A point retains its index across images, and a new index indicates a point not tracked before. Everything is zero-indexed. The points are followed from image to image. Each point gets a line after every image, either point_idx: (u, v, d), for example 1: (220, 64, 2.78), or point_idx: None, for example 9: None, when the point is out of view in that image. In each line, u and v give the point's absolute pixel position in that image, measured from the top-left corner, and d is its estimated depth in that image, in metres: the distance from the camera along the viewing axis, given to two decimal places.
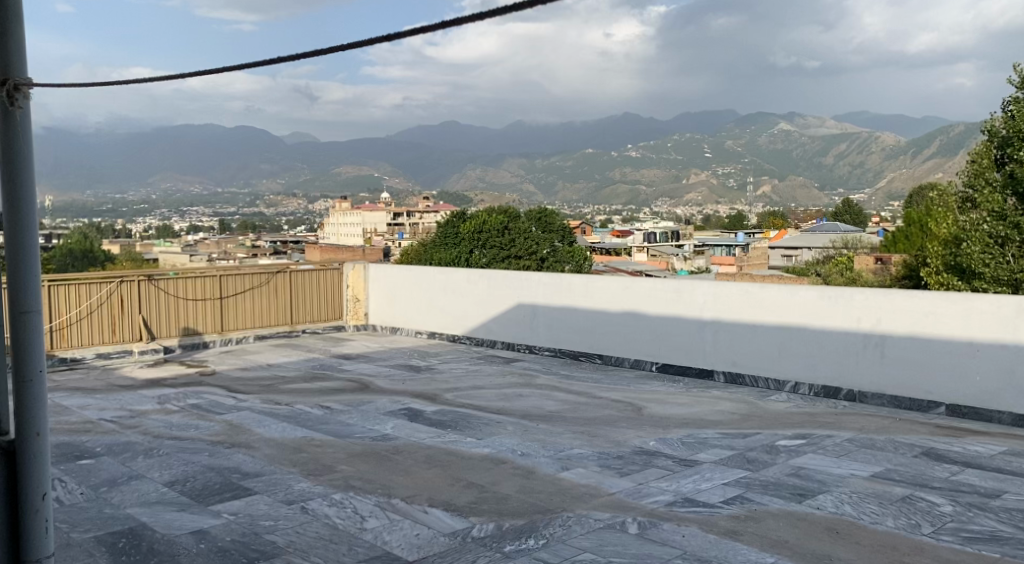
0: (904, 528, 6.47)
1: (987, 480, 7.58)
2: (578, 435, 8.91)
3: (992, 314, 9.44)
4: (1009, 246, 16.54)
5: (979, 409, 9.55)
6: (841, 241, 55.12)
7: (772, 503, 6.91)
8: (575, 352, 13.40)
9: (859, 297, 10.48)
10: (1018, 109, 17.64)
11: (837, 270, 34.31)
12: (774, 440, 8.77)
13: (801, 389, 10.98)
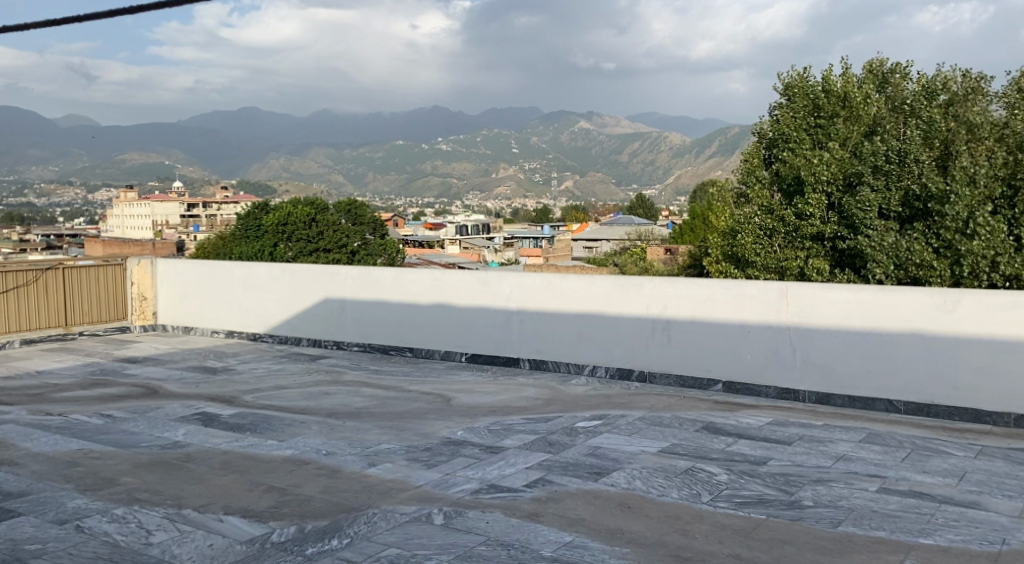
0: (687, 498, 6.98)
1: (756, 448, 8.32)
2: (386, 430, 8.92)
3: (760, 299, 10.36)
4: (776, 237, 18.05)
5: (750, 384, 10.49)
6: (636, 233, 58.25)
7: (571, 483, 7.24)
8: (383, 346, 13.37)
9: (648, 284, 11.13)
10: (782, 113, 19.49)
11: (633, 261, 36.14)
12: (574, 422, 9.17)
13: (599, 372, 11.52)
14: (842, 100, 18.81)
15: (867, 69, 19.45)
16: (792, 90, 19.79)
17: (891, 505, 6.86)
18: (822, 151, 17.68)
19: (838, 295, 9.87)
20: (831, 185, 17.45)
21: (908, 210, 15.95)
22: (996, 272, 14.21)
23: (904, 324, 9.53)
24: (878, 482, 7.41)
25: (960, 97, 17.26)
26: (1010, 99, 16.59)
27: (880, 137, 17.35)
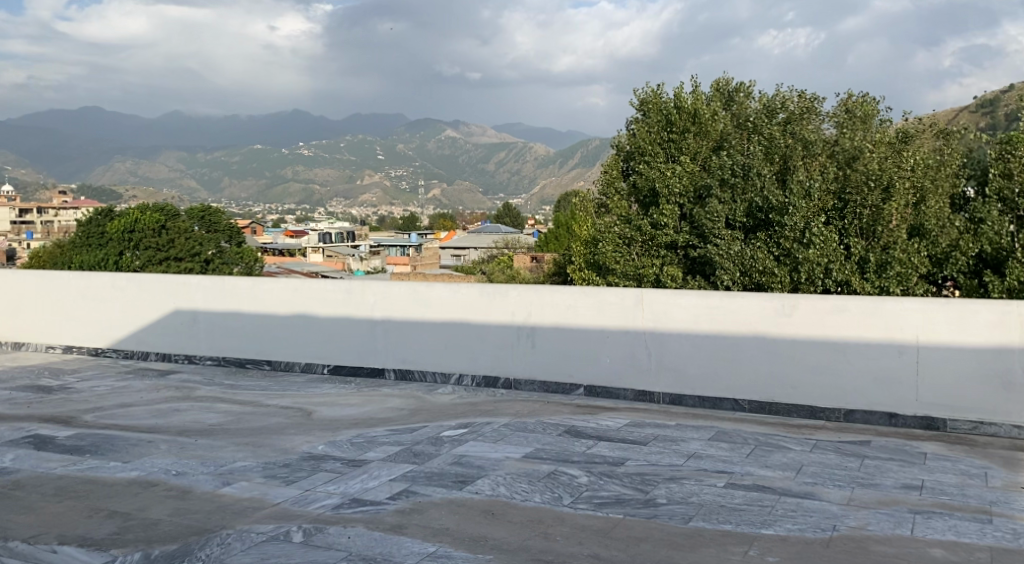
0: (549, 502, 7.10)
1: (615, 449, 8.55)
2: (242, 446, 8.64)
3: (618, 305, 10.67)
4: (634, 246, 18.61)
5: (609, 387, 10.78)
6: (503, 242, 58.73)
7: (435, 493, 7.23)
8: (239, 359, 12.96)
9: (513, 292, 11.25)
10: (638, 128, 20.10)
11: (500, 269, 36.40)
12: (438, 432, 9.17)
13: (465, 381, 11.56)
14: (692, 116, 19.58)
15: (713, 87, 20.30)
16: (647, 105, 20.34)
17: (737, 499, 7.20)
18: (675, 165, 18.64)
19: (689, 301, 10.29)
20: (683, 197, 18.22)
21: (752, 220, 16.73)
22: (829, 277, 14.86)
23: (749, 328, 10.04)
24: (725, 478, 7.77)
25: (795, 116, 18.43)
26: (839, 118, 17.84)
27: (726, 152, 18.25)
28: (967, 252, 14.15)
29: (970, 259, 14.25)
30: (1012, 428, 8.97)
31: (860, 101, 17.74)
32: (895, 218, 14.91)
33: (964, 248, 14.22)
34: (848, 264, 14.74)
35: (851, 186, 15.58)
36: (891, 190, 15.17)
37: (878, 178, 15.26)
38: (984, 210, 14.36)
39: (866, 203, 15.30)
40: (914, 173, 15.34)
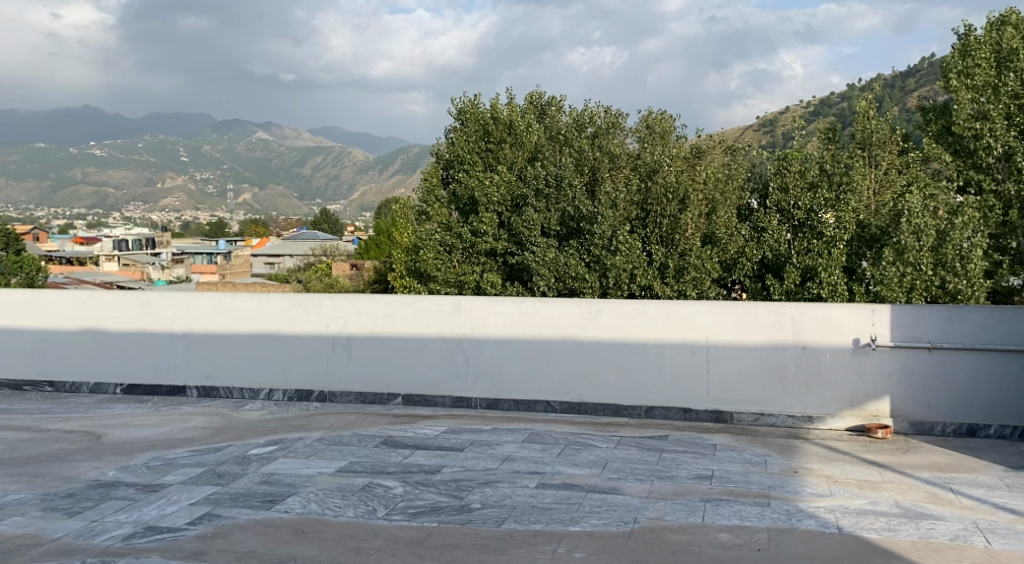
0: (362, 515, 7.01)
1: (431, 458, 8.57)
2: (17, 478, 7.95)
3: (435, 313, 10.69)
4: (455, 253, 18.77)
5: (427, 395, 10.77)
6: (318, 249, 57.38)
7: (240, 515, 6.96)
8: (16, 380, 11.93)
9: (327, 301, 11.02)
10: (456, 137, 20.11)
11: (316, 277, 35.55)
12: (245, 450, 8.83)
13: (276, 396, 11.21)
14: (508, 127, 20.05)
15: (528, 100, 20.79)
16: (464, 115, 20.51)
17: (548, 499, 7.41)
18: (493, 175, 18.93)
19: (504, 307, 10.49)
20: (501, 206, 18.59)
21: (565, 229, 17.28)
22: (634, 282, 15.62)
23: (558, 332, 10.37)
24: (536, 479, 7.96)
25: (600, 130, 18.87)
26: (641, 134, 18.42)
27: (539, 164, 18.81)
28: (752, 259, 15.38)
29: (754, 264, 15.51)
30: (788, 418, 9.80)
31: (659, 118, 18.63)
32: (691, 227, 15.89)
33: (749, 255, 15.46)
34: (651, 270, 15.56)
35: (652, 198, 16.37)
36: (687, 202, 16.07)
37: (675, 191, 16.11)
38: (765, 220, 15.60)
39: (664, 214, 16.16)
40: (706, 186, 16.34)
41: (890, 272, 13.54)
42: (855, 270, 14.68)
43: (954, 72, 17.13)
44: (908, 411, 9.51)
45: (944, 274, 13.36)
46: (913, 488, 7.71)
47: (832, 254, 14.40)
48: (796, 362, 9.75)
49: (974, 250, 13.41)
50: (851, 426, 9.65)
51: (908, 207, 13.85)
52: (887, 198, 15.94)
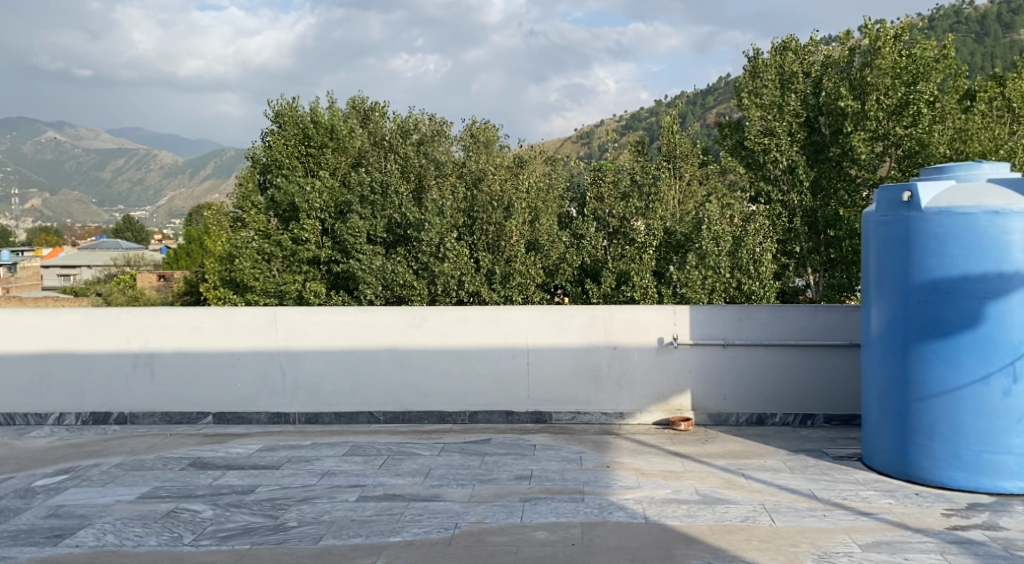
0: (165, 543, 6.60)
1: (244, 477, 8.20)
2: None
3: (249, 325, 10.27)
4: (274, 262, 18.06)
5: (240, 412, 10.32)
6: (123, 259, 54.00)
7: (23, 554, 6.38)
8: None
9: (126, 315, 10.34)
10: (273, 140, 19.30)
11: (120, 288, 33.41)
12: (30, 482, 8.10)
13: (68, 420, 10.39)
14: (329, 132, 19.50)
15: (350, 105, 20.26)
16: (281, 118, 19.45)
17: (367, 512, 7.27)
18: (315, 180, 18.19)
19: (322, 317, 10.23)
20: (324, 212, 17.93)
21: (391, 236, 17.11)
22: (462, 289, 15.70)
23: (382, 341, 10.22)
24: (357, 491, 7.80)
25: (427, 138, 19.27)
26: (465, 143, 18.78)
27: (363, 170, 18.43)
28: (572, 265, 15.64)
29: (575, 270, 15.78)
30: (601, 415, 10.10)
31: (484, 127, 18.89)
32: (516, 235, 16.08)
33: (570, 261, 15.70)
34: (478, 276, 15.68)
35: (478, 206, 16.58)
36: (512, 209, 16.27)
37: (500, 200, 16.33)
38: (583, 227, 15.91)
39: (491, 221, 16.39)
40: (528, 195, 16.54)
41: (694, 276, 14.25)
42: (664, 273, 15.39)
43: (746, 91, 18.81)
44: (707, 403, 10.04)
45: (740, 277, 14.39)
46: (711, 476, 8.13)
47: (643, 259, 15.13)
48: (608, 362, 10.07)
49: (765, 254, 14.54)
50: (657, 420, 10.08)
51: (709, 215, 14.65)
52: (689, 207, 16.80)
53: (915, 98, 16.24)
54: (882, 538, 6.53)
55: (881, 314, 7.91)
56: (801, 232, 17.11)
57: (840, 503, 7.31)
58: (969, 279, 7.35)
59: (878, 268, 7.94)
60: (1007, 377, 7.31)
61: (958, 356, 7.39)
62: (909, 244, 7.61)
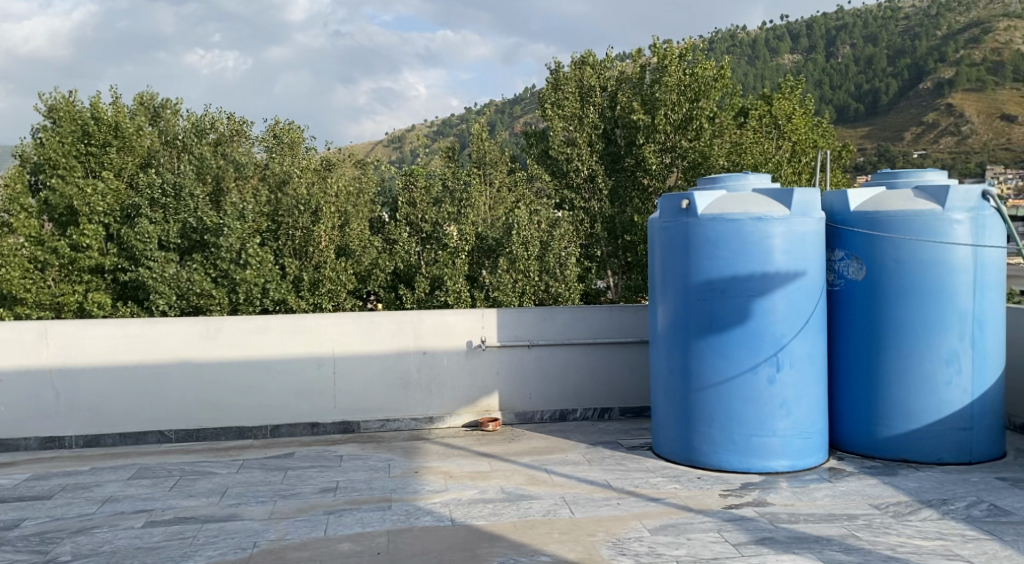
0: None
1: (8, 512, 7.44)
2: None
3: (14, 342, 9.35)
4: (49, 271, 16.64)
5: (6, 439, 9.40)
6: None
7: None
8: None
9: None
10: (45, 138, 17.02)
11: None
12: None
13: None
14: (113, 129, 17.57)
15: (137, 100, 19.14)
16: (56, 113, 17.50)
17: (155, 537, 6.79)
18: (98, 180, 16.79)
19: (101, 331, 9.47)
20: (108, 216, 16.65)
21: (187, 242, 16.00)
22: (267, 297, 14.87)
23: (171, 355, 9.60)
24: (143, 517, 7.26)
25: (225, 138, 18.64)
26: (268, 143, 18.39)
27: (154, 171, 17.30)
28: (385, 270, 15.50)
29: (388, 276, 15.67)
30: (410, 421, 9.98)
31: (287, 127, 18.53)
32: (324, 239, 15.29)
33: (382, 267, 15.56)
34: (284, 283, 14.90)
35: (283, 210, 15.47)
36: (320, 214, 15.31)
37: (307, 203, 15.22)
38: (396, 232, 15.89)
39: (297, 225, 15.35)
40: (337, 199, 15.84)
41: (505, 279, 14.43)
42: (477, 277, 15.52)
43: (548, 103, 19.20)
44: (512, 403, 10.16)
45: (548, 279, 14.71)
46: (516, 473, 8.20)
47: (456, 264, 15.04)
48: (418, 368, 9.96)
49: (570, 258, 14.88)
50: (467, 423, 10.07)
51: (518, 220, 14.85)
52: (500, 213, 17.00)
53: (697, 112, 17.66)
54: (669, 521, 6.82)
55: (664, 311, 8.29)
56: (602, 237, 17.75)
57: (633, 491, 7.57)
58: (738, 279, 7.83)
59: (662, 270, 8.31)
60: (772, 366, 7.86)
61: (731, 348, 7.87)
62: (687, 246, 8.01)
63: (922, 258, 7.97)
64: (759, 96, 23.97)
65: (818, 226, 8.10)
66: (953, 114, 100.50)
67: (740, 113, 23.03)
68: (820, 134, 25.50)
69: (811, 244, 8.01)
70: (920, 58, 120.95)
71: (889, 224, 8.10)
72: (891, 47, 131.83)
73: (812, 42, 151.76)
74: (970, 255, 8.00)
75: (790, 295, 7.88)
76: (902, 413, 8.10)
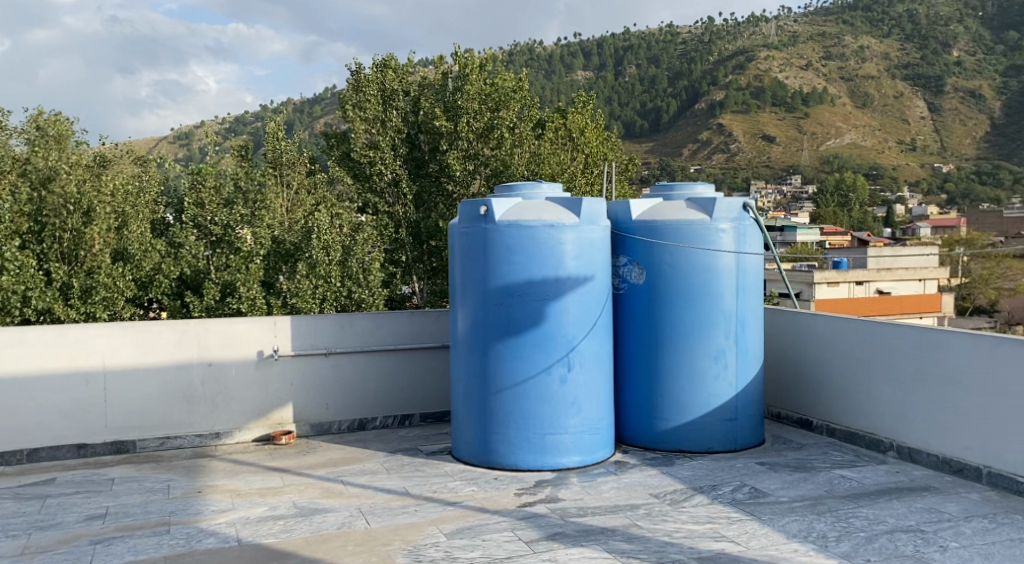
0: None
1: None
2: None
3: None
4: None
5: None
6: None
7: None
8: None
9: None
10: None
11: None
12: None
13: None
14: None
15: None
16: None
17: None
18: None
19: None
20: None
21: None
22: (27, 306, 13.43)
23: None
24: None
25: None
26: (30, 135, 16.43)
27: None
28: (170, 276, 14.48)
29: (172, 281, 14.63)
30: (193, 438, 9.36)
31: (53, 120, 16.56)
32: (97, 242, 14.16)
33: (166, 273, 14.52)
34: (50, 291, 13.54)
35: (47, 209, 14.13)
36: (92, 215, 14.23)
37: (76, 202, 14.10)
38: (181, 235, 14.81)
39: (66, 226, 14.11)
40: (112, 199, 14.68)
41: (304, 284, 13.89)
42: (273, 283, 14.90)
43: (350, 104, 19.81)
44: (308, 414, 9.80)
45: (350, 285, 14.29)
46: (310, 487, 7.90)
47: (249, 270, 14.32)
48: (202, 381, 9.38)
49: (373, 263, 14.72)
50: (257, 437, 9.59)
51: (318, 225, 14.60)
52: (297, 216, 16.45)
53: (498, 122, 18.65)
54: (465, 525, 6.81)
55: (463, 315, 8.31)
56: (407, 242, 18.04)
57: (430, 497, 7.51)
58: (533, 283, 7.99)
59: (461, 275, 8.32)
60: (564, 366, 8.08)
61: (526, 351, 8.01)
62: (485, 251, 8.08)
63: (696, 263, 8.50)
64: (554, 110, 24.92)
65: (605, 233, 8.43)
66: (724, 134, 108.99)
67: (537, 125, 23.81)
68: (609, 148, 26.83)
69: (599, 251, 8.31)
70: (694, 81, 130.29)
71: (666, 232, 8.55)
72: (669, 69, 141.27)
73: (600, 61, 159.84)
74: (735, 261, 8.62)
75: (581, 299, 8.15)
76: (678, 408, 8.58)
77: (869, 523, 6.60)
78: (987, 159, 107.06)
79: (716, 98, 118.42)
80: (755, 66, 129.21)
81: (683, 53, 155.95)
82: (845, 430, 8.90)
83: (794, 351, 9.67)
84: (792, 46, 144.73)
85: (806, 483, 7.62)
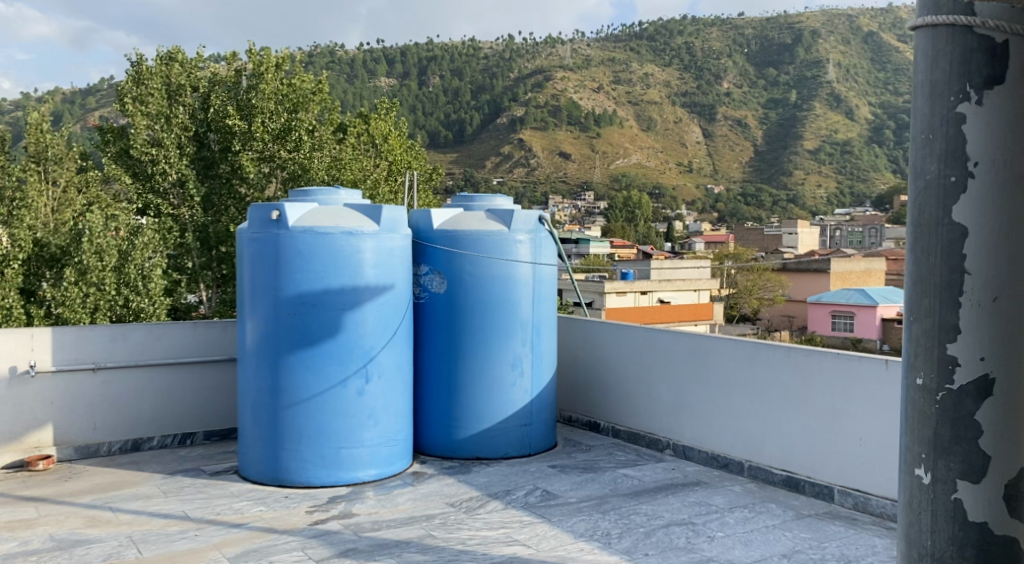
0: None
1: None
2: None
3: None
4: None
5: None
6: None
7: None
8: None
9: None
10: None
11: None
12: None
13: None
14: None
15: None
16: None
17: None
18: None
19: None
20: None
21: None
22: None
23: None
24: None
25: None
26: None
27: None
28: None
29: None
30: None
31: None
32: None
33: None
34: None
35: None
36: None
37: None
38: None
39: None
40: None
41: (73, 292, 14.22)
42: None
43: (131, 97, 19.60)
44: (72, 436, 8.92)
45: (128, 294, 14.66)
46: (70, 517, 7.19)
47: None
48: None
49: (153, 270, 15.12)
50: (8, 464, 8.57)
51: (91, 227, 14.83)
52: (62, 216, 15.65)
53: (296, 124, 19.09)
54: (249, 547, 6.43)
55: (253, 326, 7.88)
56: (193, 246, 18.77)
57: (211, 520, 7.04)
58: (329, 292, 7.71)
59: (251, 282, 7.89)
60: (360, 378, 7.87)
61: (321, 363, 7.72)
62: (277, 258, 7.70)
63: (494, 272, 8.54)
64: (356, 114, 24.45)
65: (405, 242, 8.31)
66: (523, 148, 111.89)
67: (338, 129, 23.33)
68: (414, 156, 26.69)
69: (398, 260, 8.18)
70: (495, 97, 133.17)
71: (464, 242, 8.53)
72: (471, 83, 143.81)
73: (403, 70, 159.73)
74: (531, 271, 8.74)
75: (379, 309, 7.97)
76: (475, 416, 8.59)
77: (648, 519, 6.85)
78: (755, 180, 116.67)
79: (516, 114, 121.62)
80: (552, 85, 134.14)
81: (484, 67, 159.00)
82: (628, 430, 9.24)
83: (584, 356, 9.94)
84: (586, 68, 151.38)
85: (594, 483, 7.82)
